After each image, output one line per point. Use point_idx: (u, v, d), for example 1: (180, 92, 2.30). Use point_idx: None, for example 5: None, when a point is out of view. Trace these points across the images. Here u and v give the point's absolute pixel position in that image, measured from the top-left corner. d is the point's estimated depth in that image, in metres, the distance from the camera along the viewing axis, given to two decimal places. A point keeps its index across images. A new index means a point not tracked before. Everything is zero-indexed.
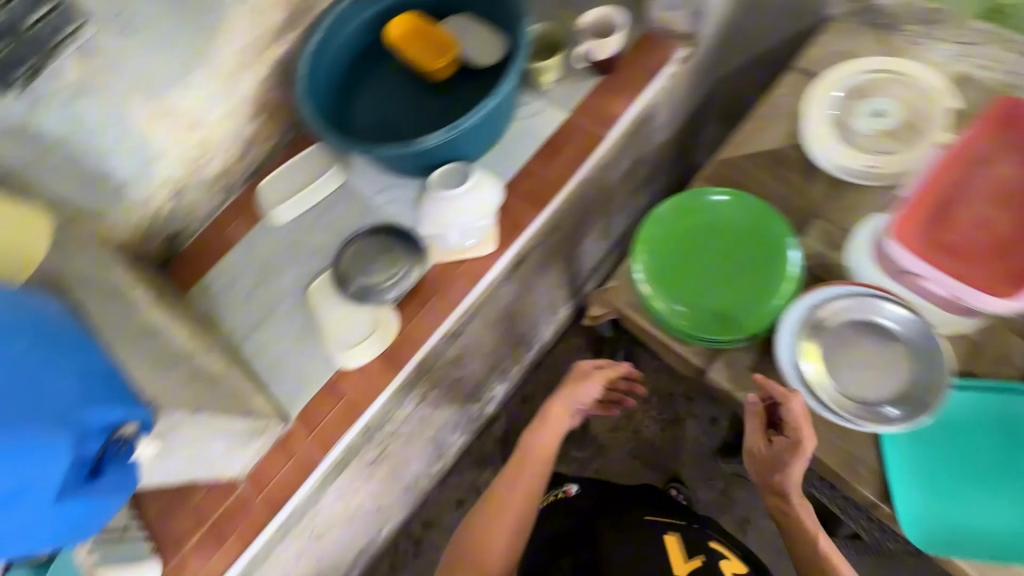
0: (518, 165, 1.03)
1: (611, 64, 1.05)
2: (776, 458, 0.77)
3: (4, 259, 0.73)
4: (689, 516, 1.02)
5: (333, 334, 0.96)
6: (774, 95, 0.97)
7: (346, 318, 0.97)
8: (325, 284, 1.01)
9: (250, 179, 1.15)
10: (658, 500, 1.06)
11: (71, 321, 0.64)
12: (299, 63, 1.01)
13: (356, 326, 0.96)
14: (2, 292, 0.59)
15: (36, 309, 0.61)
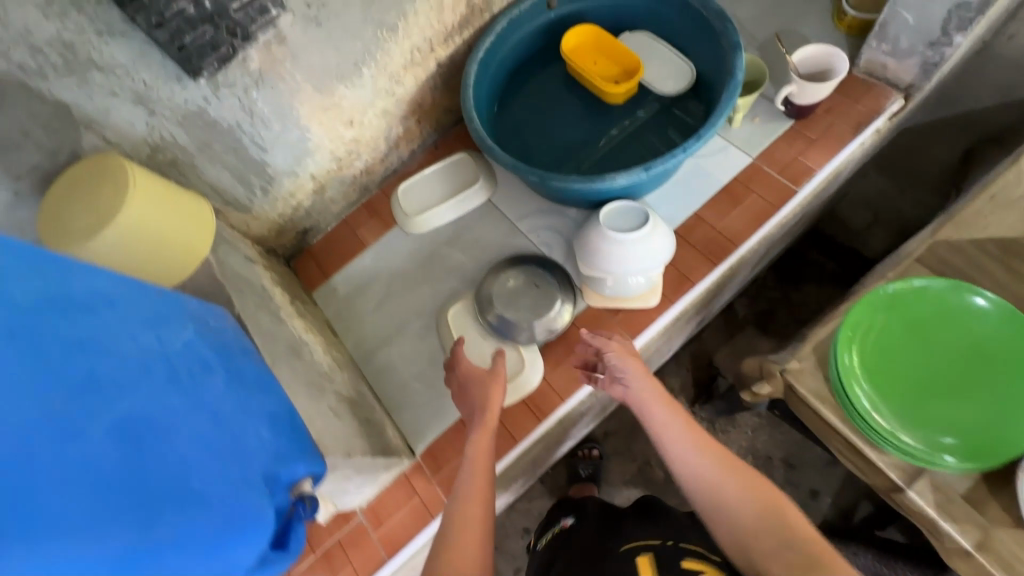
0: (691, 210, 0.93)
1: (811, 109, 0.93)
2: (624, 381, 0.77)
3: (166, 255, 0.65)
4: (673, 524, 0.81)
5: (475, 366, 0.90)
6: (1015, 171, 0.83)
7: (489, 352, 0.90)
8: (465, 310, 0.94)
9: (388, 180, 1.09)
10: (638, 514, 0.86)
11: (248, 350, 0.59)
12: (469, 69, 0.93)
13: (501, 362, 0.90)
14: (191, 320, 0.53)
15: (220, 340, 0.55)
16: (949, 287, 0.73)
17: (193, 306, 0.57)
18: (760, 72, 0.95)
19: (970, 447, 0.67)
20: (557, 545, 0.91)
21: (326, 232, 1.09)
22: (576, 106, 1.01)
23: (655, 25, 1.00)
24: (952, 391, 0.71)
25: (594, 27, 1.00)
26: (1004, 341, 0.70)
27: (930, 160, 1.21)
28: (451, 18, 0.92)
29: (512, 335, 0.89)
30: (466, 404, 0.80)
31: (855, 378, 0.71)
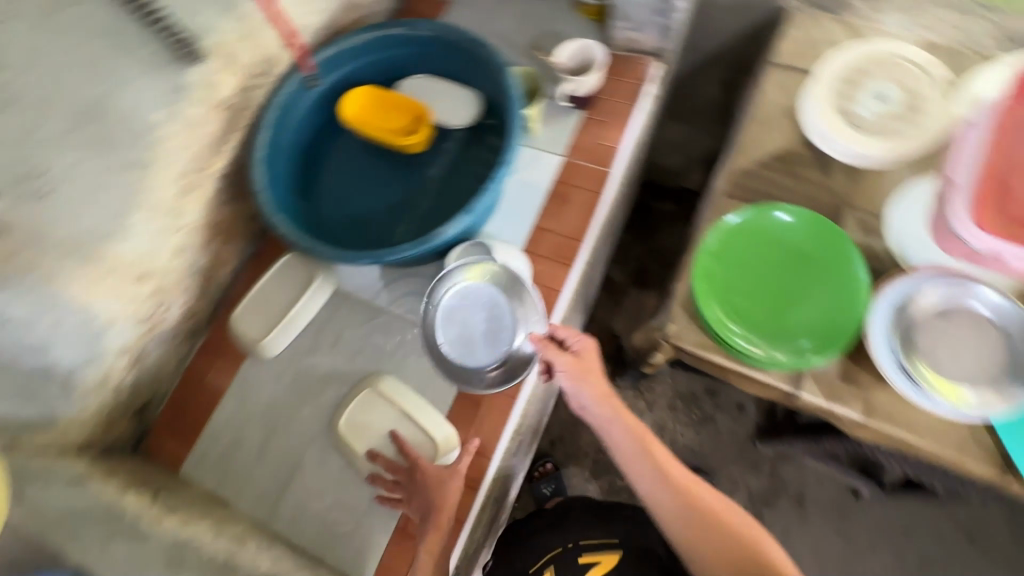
0: (529, 224, 0.95)
1: (592, 95, 0.99)
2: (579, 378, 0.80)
3: None
4: (574, 534, 1.00)
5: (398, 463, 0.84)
6: (764, 94, 0.96)
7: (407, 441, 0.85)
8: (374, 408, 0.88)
9: (218, 313, 0.98)
10: (549, 525, 1.03)
11: None
12: (254, 174, 0.86)
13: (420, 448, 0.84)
14: None
15: None
16: (757, 212, 0.82)
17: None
18: (536, 79, 0.99)
19: (825, 337, 0.76)
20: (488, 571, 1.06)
21: (170, 396, 0.95)
22: (383, 168, 0.98)
23: (424, 64, 0.99)
24: (796, 296, 0.80)
25: (367, 86, 0.96)
26: (812, 239, 0.81)
27: (704, 97, 1.36)
28: (211, 129, 0.84)
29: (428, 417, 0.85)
30: (417, 505, 0.79)
31: (722, 321, 0.78)
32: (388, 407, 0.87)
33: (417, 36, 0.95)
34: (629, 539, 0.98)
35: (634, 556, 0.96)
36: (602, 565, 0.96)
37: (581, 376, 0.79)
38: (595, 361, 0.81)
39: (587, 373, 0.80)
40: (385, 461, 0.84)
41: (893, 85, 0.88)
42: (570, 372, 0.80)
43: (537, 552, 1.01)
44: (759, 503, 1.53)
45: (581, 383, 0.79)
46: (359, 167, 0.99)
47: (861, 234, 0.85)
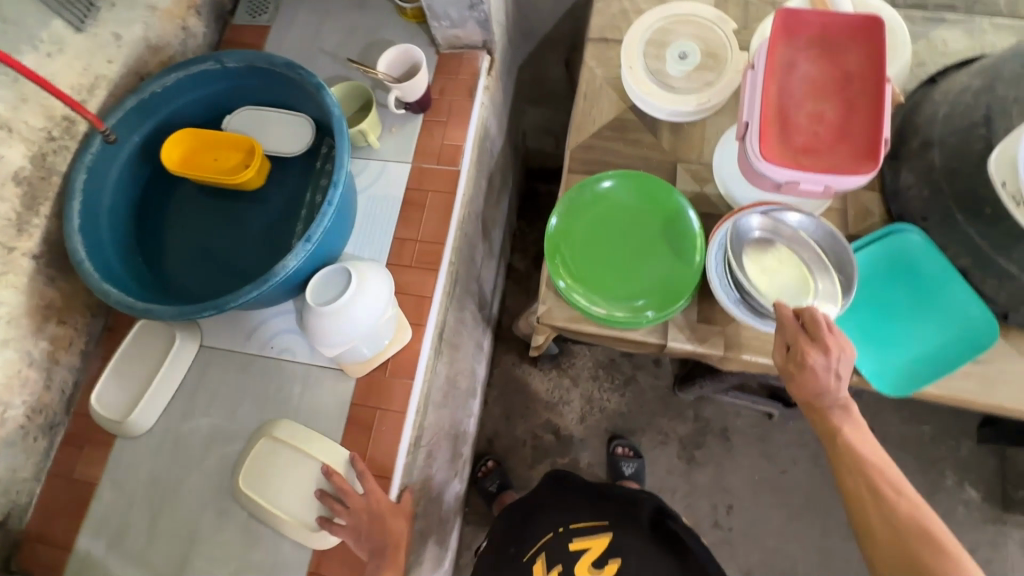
0: (388, 237, 0.94)
1: (427, 98, 0.99)
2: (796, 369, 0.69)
3: None
4: (564, 518, 0.98)
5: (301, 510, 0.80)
6: (588, 69, 1.00)
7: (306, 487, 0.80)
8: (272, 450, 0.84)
9: (75, 398, 0.91)
10: (537, 513, 1.01)
11: None
12: (72, 245, 0.79)
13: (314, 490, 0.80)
14: None
15: None
16: (591, 182, 0.85)
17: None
18: (367, 93, 0.98)
19: (668, 289, 0.81)
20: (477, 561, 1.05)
21: (37, 500, 0.86)
22: (225, 210, 0.94)
23: (247, 95, 0.96)
24: (642, 254, 0.83)
25: (190, 129, 0.92)
26: (646, 197, 0.85)
27: (551, 79, 1.40)
28: (8, 208, 0.77)
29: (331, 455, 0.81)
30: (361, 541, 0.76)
31: (577, 293, 0.81)
32: (293, 451, 0.82)
33: (227, 69, 0.91)
34: (620, 521, 0.96)
35: (626, 537, 0.94)
36: (593, 549, 0.92)
37: (790, 377, 0.70)
38: (814, 375, 0.68)
39: (797, 378, 0.69)
40: (338, 479, 0.78)
41: (693, 44, 0.94)
42: (783, 370, 0.71)
43: (527, 539, 0.98)
44: (690, 446, 1.62)
45: (793, 384, 0.71)
46: (199, 214, 0.94)
47: (694, 184, 0.91)
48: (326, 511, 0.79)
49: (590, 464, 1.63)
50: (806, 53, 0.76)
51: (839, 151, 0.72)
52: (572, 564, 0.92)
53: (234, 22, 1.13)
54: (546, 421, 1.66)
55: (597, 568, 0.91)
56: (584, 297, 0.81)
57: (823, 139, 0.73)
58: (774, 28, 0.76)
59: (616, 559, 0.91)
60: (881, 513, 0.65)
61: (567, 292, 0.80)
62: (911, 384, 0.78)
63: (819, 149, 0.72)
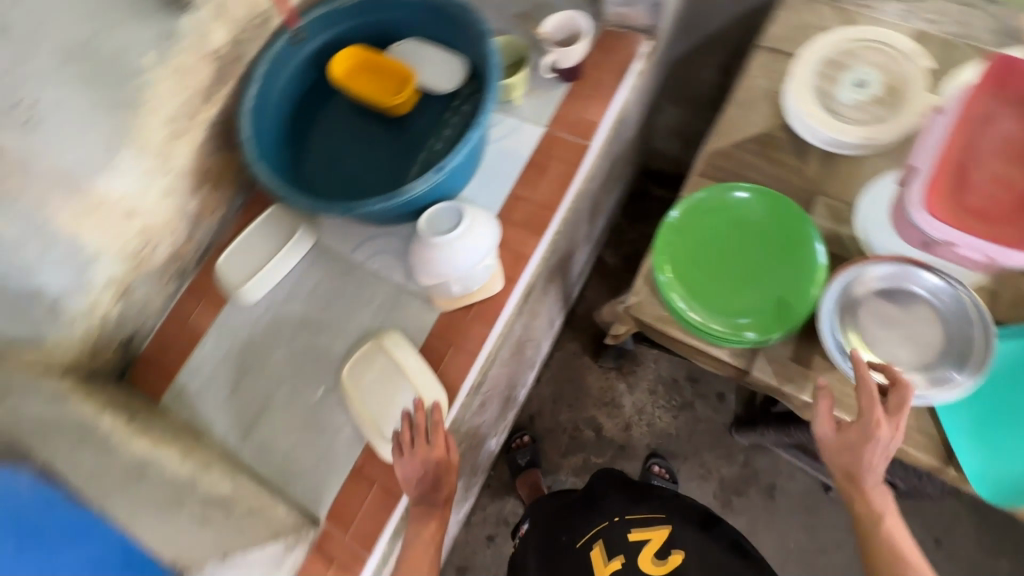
0: (504, 192, 0.97)
1: (579, 70, 1.00)
2: (848, 444, 0.71)
3: None
4: (621, 508, 0.97)
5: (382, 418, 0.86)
6: (748, 77, 0.96)
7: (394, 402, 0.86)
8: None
9: (205, 257, 1.03)
10: (587, 503, 1.00)
11: (53, 489, 0.55)
12: (241, 122, 0.90)
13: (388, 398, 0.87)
14: None
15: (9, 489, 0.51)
16: (721, 189, 0.83)
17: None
18: (523, 53, 1.02)
19: (771, 315, 0.78)
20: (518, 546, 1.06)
21: (155, 333, 1.00)
22: (369, 128, 1.01)
23: (416, 28, 1.01)
24: (753, 274, 0.80)
25: (358, 47, 1.00)
26: (775, 218, 0.81)
27: (701, 83, 1.35)
28: (202, 78, 0.87)
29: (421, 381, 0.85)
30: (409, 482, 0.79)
31: (672, 290, 0.80)
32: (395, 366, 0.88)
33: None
34: (674, 513, 0.96)
35: (684, 530, 0.94)
36: (654, 541, 0.93)
37: (838, 448, 0.72)
38: (870, 447, 0.69)
39: (850, 450, 0.71)
40: (421, 416, 0.81)
41: (875, 74, 0.88)
42: (834, 438, 0.72)
43: (580, 527, 0.97)
44: (730, 491, 1.55)
45: (840, 454, 0.72)
46: (347, 126, 1.02)
47: (829, 221, 0.85)
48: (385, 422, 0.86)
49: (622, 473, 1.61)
50: (1011, 111, 0.68)
51: (1019, 225, 0.65)
52: (633, 554, 0.92)
53: None
54: (591, 417, 1.66)
55: (659, 559, 0.91)
56: (681, 299, 0.80)
57: (1003, 208, 0.66)
58: (984, 76, 0.69)
59: (679, 550, 0.92)
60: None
61: (666, 289, 0.80)
62: (1018, 498, 0.70)
63: (996, 217, 0.65)
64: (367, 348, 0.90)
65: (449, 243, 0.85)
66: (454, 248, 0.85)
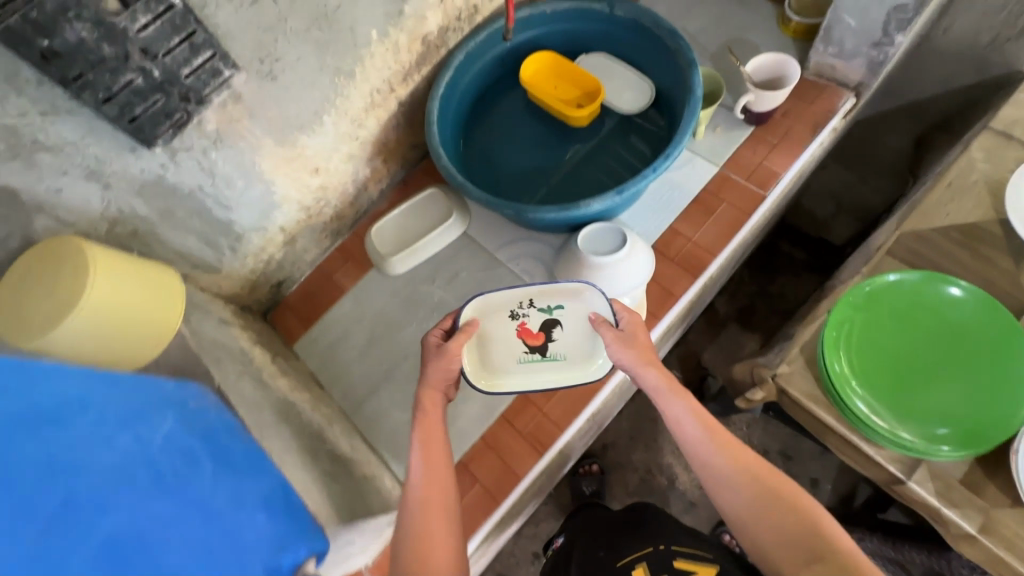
0: (664, 224, 0.94)
1: (770, 114, 0.95)
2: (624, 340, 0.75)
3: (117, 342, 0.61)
4: (667, 536, 0.91)
5: (492, 350, 0.81)
6: (967, 158, 0.86)
7: (487, 322, 0.81)
8: (574, 330, 0.82)
9: (358, 222, 1.09)
10: (629, 527, 0.97)
11: (228, 413, 0.59)
12: (431, 106, 0.94)
13: (501, 327, 0.81)
14: (178, 397, 0.53)
15: (201, 405, 0.55)
16: (915, 279, 0.75)
17: (137, 383, 0.50)
18: (717, 83, 0.97)
19: (970, 430, 0.68)
20: (558, 561, 1.03)
21: (302, 281, 1.07)
22: (541, 134, 1.02)
23: (610, 44, 1.01)
24: (944, 380, 0.72)
25: (552, 53, 1.01)
26: (977, 321, 0.72)
27: (884, 148, 1.24)
28: (407, 58, 0.92)
29: (499, 295, 0.82)
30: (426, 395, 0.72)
31: (845, 375, 0.73)
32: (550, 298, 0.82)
33: (613, 15, 0.97)
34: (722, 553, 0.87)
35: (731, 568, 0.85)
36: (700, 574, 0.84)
37: (622, 348, 0.73)
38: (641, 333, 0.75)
39: (631, 344, 0.74)
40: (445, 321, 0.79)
41: None
42: (614, 342, 0.74)
43: (620, 548, 0.93)
44: None
45: (625, 350, 0.74)
46: (519, 127, 1.03)
47: None
48: (500, 425, 0.87)
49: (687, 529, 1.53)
50: None
51: None
52: None
53: None
54: (667, 464, 1.59)
55: None
56: (862, 399, 0.72)
57: None
58: None
59: None
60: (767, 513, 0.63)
61: (843, 386, 0.72)
62: None
63: None
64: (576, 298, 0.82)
65: (615, 261, 0.84)
66: (617, 265, 0.84)
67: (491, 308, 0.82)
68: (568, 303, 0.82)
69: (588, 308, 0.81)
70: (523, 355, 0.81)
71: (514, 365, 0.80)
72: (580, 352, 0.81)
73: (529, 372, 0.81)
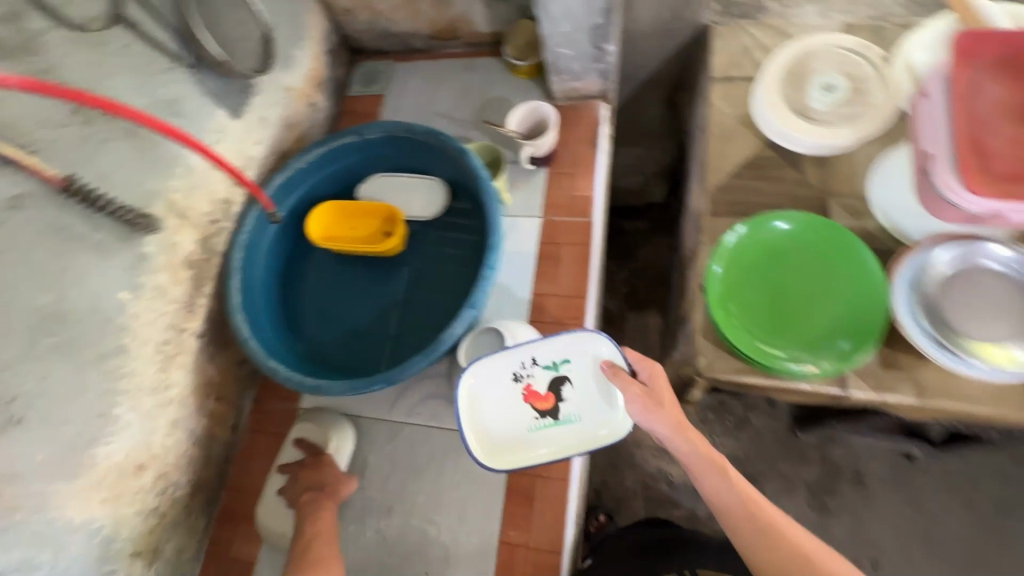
0: (526, 296, 0.92)
1: (552, 151, 0.99)
2: (652, 394, 0.73)
3: None
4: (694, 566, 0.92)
5: (499, 422, 0.79)
6: (715, 110, 0.97)
7: (490, 392, 0.80)
8: (583, 386, 0.79)
9: (228, 474, 0.91)
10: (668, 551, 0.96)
11: None
12: (236, 321, 0.82)
13: (507, 394, 0.79)
14: None
15: None
16: (749, 228, 0.82)
17: None
18: (493, 150, 0.98)
19: (858, 327, 0.75)
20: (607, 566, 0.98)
21: None
22: (366, 277, 0.95)
23: (381, 165, 0.98)
24: (817, 298, 0.79)
25: (332, 200, 0.94)
26: (810, 238, 0.81)
27: (647, 118, 1.38)
28: (181, 291, 0.79)
29: (499, 362, 0.80)
30: None
31: (756, 343, 0.77)
32: (550, 349, 0.79)
33: (367, 140, 0.94)
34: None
35: None
36: None
37: (651, 408, 0.72)
38: (665, 388, 0.74)
39: (659, 403, 0.72)
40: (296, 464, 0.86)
41: (839, 75, 0.89)
42: (641, 401, 0.73)
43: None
44: (821, 493, 1.47)
45: (656, 414, 0.72)
46: (340, 282, 0.95)
47: (851, 220, 0.86)
48: None
49: (709, 516, 1.51)
50: (999, 72, 0.70)
51: None
52: None
53: (350, 94, 1.20)
54: (656, 470, 1.57)
55: None
56: (778, 354, 0.75)
57: None
58: (956, 47, 0.71)
59: None
60: (775, 549, 0.68)
61: (760, 353, 0.76)
62: None
63: None
64: (574, 345, 0.79)
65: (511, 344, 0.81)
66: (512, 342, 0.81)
67: (491, 376, 0.80)
68: (573, 357, 0.79)
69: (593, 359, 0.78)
70: (534, 420, 0.79)
71: (525, 434, 0.78)
72: (594, 411, 0.78)
73: (545, 438, 0.78)
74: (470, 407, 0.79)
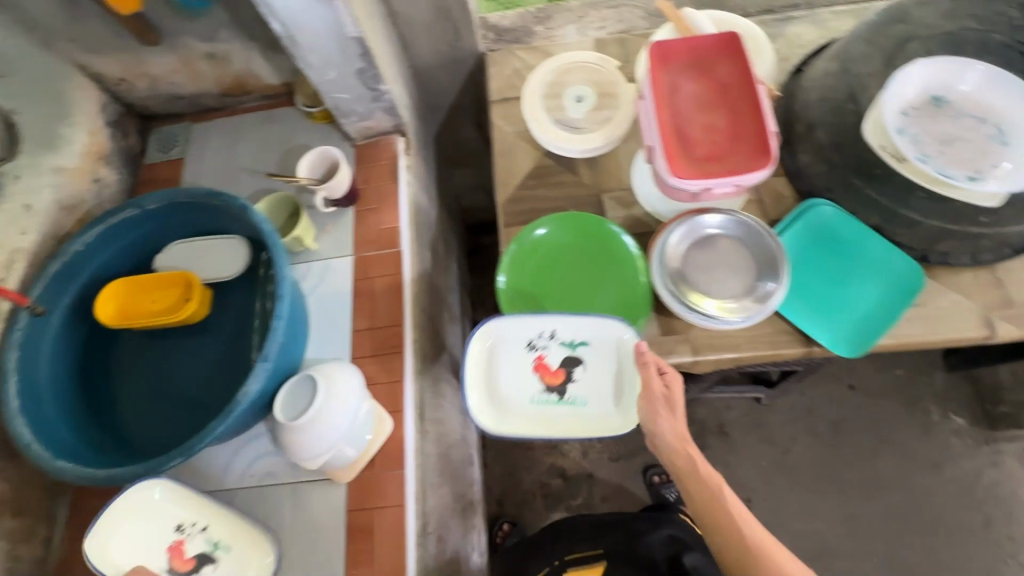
0: (347, 335, 0.94)
1: (353, 190, 1.02)
2: (667, 396, 0.77)
3: None
4: (565, 548, 1.11)
5: (507, 387, 0.83)
6: (498, 129, 1.05)
7: (504, 359, 0.83)
8: (594, 371, 0.83)
9: None
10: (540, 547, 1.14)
11: None
12: (14, 428, 0.76)
13: (519, 362, 0.83)
14: None
15: None
16: (524, 233, 0.89)
17: None
18: (290, 199, 1.01)
19: (623, 309, 0.86)
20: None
21: None
22: (176, 349, 0.92)
23: (175, 231, 0.95)
24: (590, 286, 0.88)
25: (121, 277, 0.90)
26: (578, 232, 0.90)
27: (468, 140, 1.46)
28: None
29: (518, 327, 0.83)
30: None
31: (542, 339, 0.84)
32: (578, 323, 0.82)
33: (149, 211, 0.91)
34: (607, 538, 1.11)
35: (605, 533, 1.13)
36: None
37: (661, 411, 0.76)
38: (680, 400, 0.77)
39: (673, 410, 0.77)
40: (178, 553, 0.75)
41: (586, 86, 1.00)
42: (660, 402, 0.76)
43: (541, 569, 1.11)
44: None
45: (662, 417, 0.76)
46: (149, 359, 0.91)
47: (622, 210, 0.96)
48: None
49: (604, 498, 1.60)
50: (686, 75, 0.83)
51: (741, 151, 0.79)
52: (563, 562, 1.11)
53: (147, 161, 1.15)
54: (549, 466, 1.63)
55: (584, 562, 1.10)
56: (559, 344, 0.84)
57: (720, 148, 0.79)
58: (650, 58, 0.83)
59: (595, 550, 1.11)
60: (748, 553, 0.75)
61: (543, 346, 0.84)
62: (865, 342, 0.84)
63: (719, 157, 0.79)
64: (606, 326, 0.81)
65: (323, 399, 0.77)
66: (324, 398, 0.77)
67: (506, 342, 0.83)
68: (592, 340, 0.82)
69: (613, 349, 0.82)
70: (538, 392, 0.83)
71: (526, 403, 0.82)
72: (599, 398, 0.82)
73: (543, 410, 0.83)
74: (482, 366, 0.83)
